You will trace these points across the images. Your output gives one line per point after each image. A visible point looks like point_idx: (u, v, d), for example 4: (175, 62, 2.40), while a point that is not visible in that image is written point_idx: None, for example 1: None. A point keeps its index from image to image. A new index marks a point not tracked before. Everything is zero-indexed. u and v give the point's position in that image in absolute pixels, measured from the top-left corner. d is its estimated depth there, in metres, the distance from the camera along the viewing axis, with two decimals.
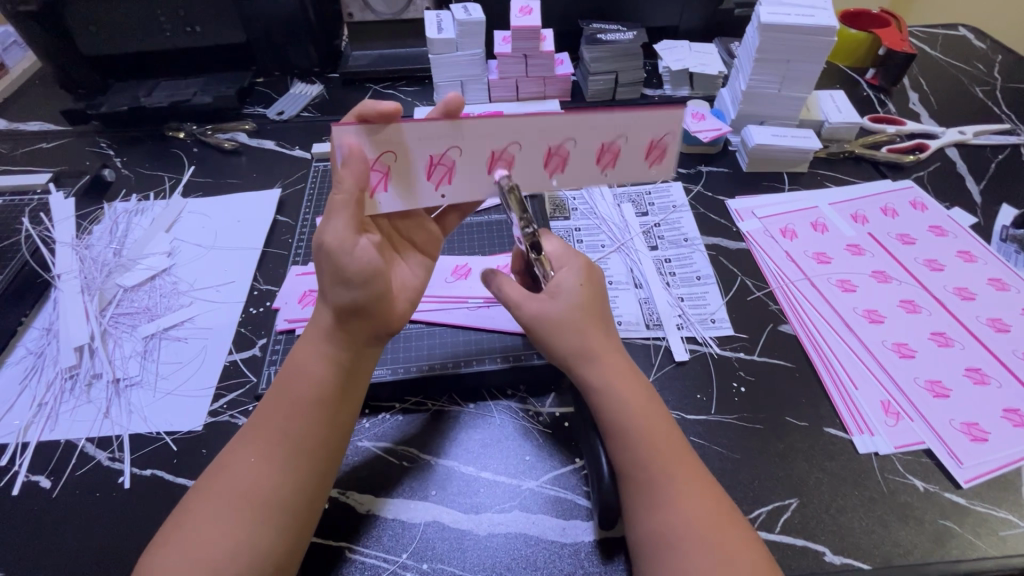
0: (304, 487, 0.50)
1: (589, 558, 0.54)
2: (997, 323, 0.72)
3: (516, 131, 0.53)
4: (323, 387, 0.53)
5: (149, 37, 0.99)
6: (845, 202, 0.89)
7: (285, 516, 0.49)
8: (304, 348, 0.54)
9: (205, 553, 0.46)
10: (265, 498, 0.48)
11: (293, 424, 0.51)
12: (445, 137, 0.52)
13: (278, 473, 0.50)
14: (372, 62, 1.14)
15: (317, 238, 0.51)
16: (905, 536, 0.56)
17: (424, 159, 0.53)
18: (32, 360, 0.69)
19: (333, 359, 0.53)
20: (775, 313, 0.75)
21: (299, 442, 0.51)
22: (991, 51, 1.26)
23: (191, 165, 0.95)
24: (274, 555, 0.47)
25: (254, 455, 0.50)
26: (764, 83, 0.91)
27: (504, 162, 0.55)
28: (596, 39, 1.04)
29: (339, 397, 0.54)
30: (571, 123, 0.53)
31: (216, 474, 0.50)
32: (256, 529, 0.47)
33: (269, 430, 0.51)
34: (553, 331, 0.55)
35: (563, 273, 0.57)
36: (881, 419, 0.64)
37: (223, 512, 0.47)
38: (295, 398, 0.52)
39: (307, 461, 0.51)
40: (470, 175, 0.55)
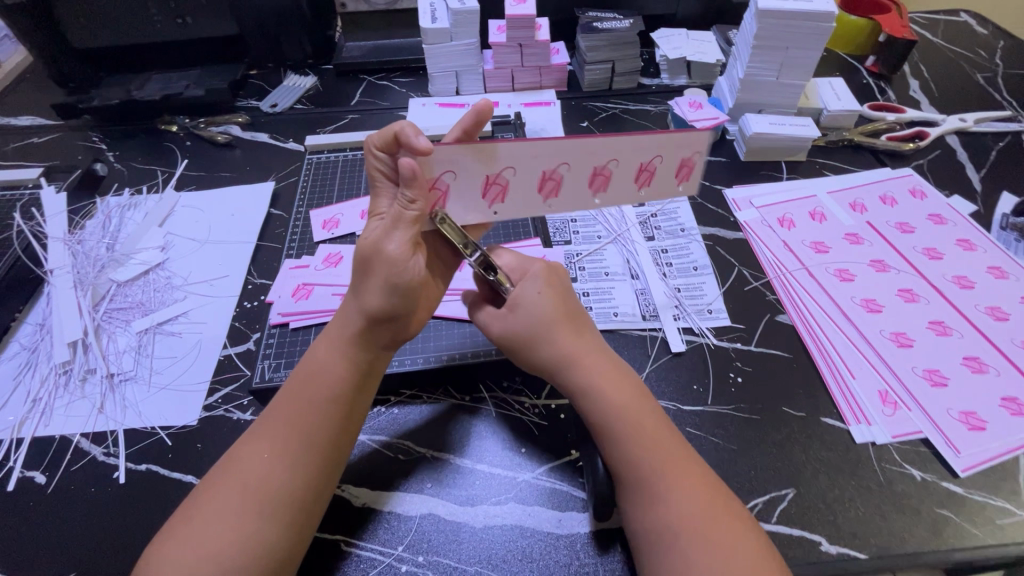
0: (315, 484, 0.50)
1: (585, 549, 0.54)
2: (996, 311, 0.71)
3: (565, 153, 0.54)
4: (339, 387, 0.53)
5: (140, 30, 0.97)
6: (844, 191, 0.88)
7: (294, 514, 0.48)
8: (323, 347, 0.55)
9: (216, 549, 0.45)
10: (275, 494, 0.48)
11: (308, 420, 0.51)
12: (501, 160, 0.53)
13: (290, 470, 0.49)
14: (366, 53, 1.12)
15: (372, 245, 0.50)
16: (902, 526, 0.56)
17: (481, 179, 0.54)
18: (26, 356, 0.69)
19: (353, 358, 0.54)
20: (774, 303, 0.75)
21: (315, 439, 0.51)
22: (993, 37, 1.24)
23: (184, 159, 0.94)
24: (282, 553, 0.47)
25: (267, 450, 0.50)
26: (763, 70, 0.90)
27: (552, 182, 0.56)
28: (592, 27, 1.02)
29: (353, 395, 0.54)
30: (616, 145, 0.54)
31: (228, 469, 0.50)
32: (266, 526, 0.47)
33: (284, 426, 0.51)
34: (516, 351, 0.57)
35: (523, 287, 0.57)
36: (878, 408, 0.64)
37: (233, 507, 0.47)
38: (311, 397, 0.52)
39: (320, 458, 0.51)
40: (525, 195, 0.56)
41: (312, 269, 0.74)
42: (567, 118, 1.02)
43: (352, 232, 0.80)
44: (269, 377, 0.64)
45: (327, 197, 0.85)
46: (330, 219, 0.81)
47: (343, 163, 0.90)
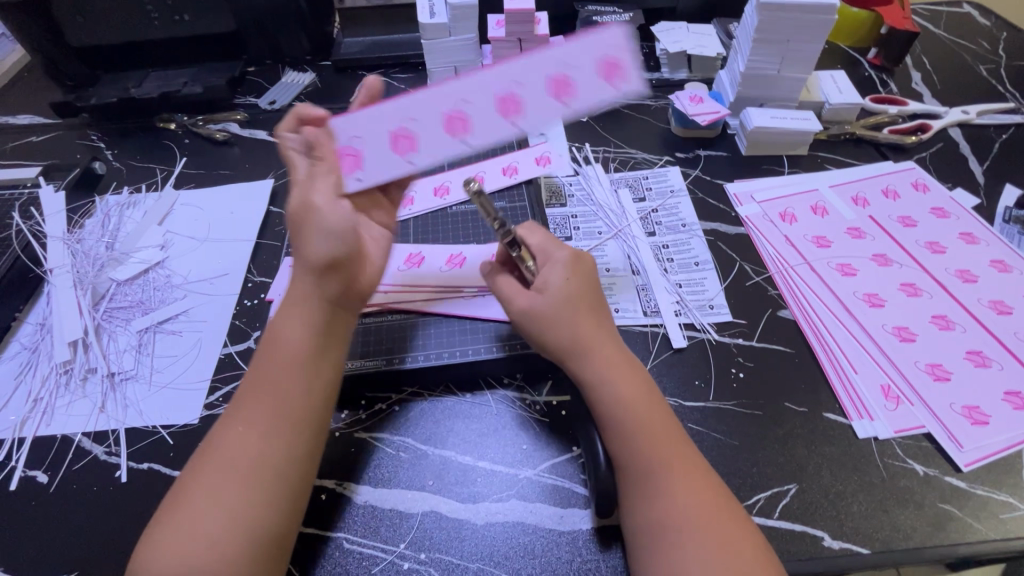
0: (293, 453, 0.50)
1: (587, 546, 0.54)
2: (999, 305, 0.71)
3: (462, 91, 0.60)
4: (300, 349, 0.53)
5: (137, 27, 0.97)
6: (845, 184, 0.87)
7: (278, 484, 0.49)
8: (282, 312, 0.55)
9: (207, 528, 0.45)
10: (255, 467, 0.48)
11: (276, 387, 0.51)
12: (399, 111, 0.60)
13: (265, 441, 0.49)
14: (365, 49, 1.12)
15: (300, 202, 0.57)
16: (904, 520, 0.56)
17: (386, 134, 0.60)
18: (26, 356, 0.69)
19: (313, 317, 0.54)
20: (775, 298, 0.74)
21: (284, 404, 0.51)
22: (996, 28, 1.23)
23: (183, 157, 0.94)
24: (271, 526, 0.47)
25: (240, 424, 0.50)
26: (764, 64, 0.89)
27: (460, 122, 0.60)
28: (591, 21, 1.01)
29: (318, 356, 0.54)
30: (510, 69, 0.60)
31: (205, 451, 0.50)
32: (252, 501, 0.47)
33: (253, 397, 0.51)
34: (536, 328, 0.57)
35: (549, 272, 0.59)
36: (880, 403, 0.63)
37: (216, 487, 0.47)
38: (276, 364, 0.52)
39: (295, 427, 0.51)
40: (436, 137, 0.60)
41: None
42: None
43: None
44: None
45: None
46: None
47: None
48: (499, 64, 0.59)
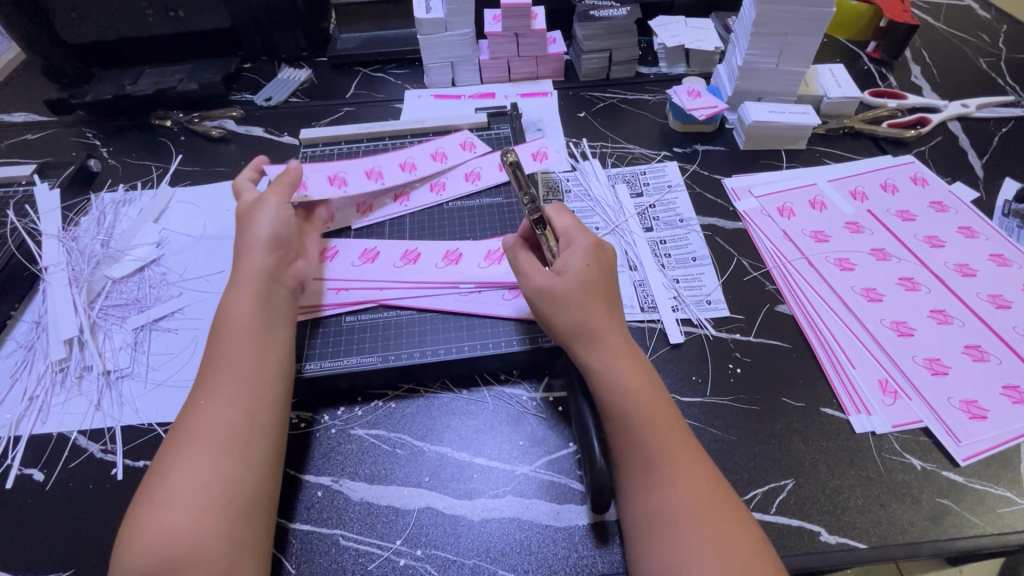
0: (256, 412, 0.53)
1: (583, 542, 0.54)
2: (998, 299, 0.70)
3: (379, 160, 0.85)
4: (249, 320, 0.58)
5: (132, 24, 0.96)
6: (844, 179, 0.87)
7: (244, 445, 0.51)
8: (231, 295, 0.60)
9: (184, 492, 0.47)
10: (220, 433, 0.50)
11: (230, 358, 0.55)
12: (336, 167, 0.82)
13: (227, 406, 0.52)
14: (361, 44, 1.11)
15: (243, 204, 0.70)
16: (901, 515, 0.56)
17: (323, 178, 0.80)
18: (22, 354, 0.69)
19: (257, 294, 0.60)
20: (773, 293, 0.74)
21: (242, 370, 0.55)
22: (997, 21, 1.22)
23: (178, 154, 0.93)
24: (245, 482, 0.49)
25: (201, 399, 0.53)
26: (762, 57, 0.88)
27: (375, 174, 0.83)
28: (589, 16, 1.00)
29: (264, 325, 0.59)
30: (412, 150, 0.87)
31: (171, 433, 0.52)
32: (224, 459, 0.49)
33: (210, 373, 0.54)
34: (553, 306, 0.58)
35: (572, 255, 0.59)
36: (878, 398, 0.63)
37: (185, 458, 0.49)
38: (228, 339, 0.57)
39: (253, 388, 0.54)
40: (360, 182, 0.82)
41: None
42: (564, 109, 1.01)
43: (347, 226, 0.79)
44: None
45: None
46: None
47: (338, 156, 0.89)
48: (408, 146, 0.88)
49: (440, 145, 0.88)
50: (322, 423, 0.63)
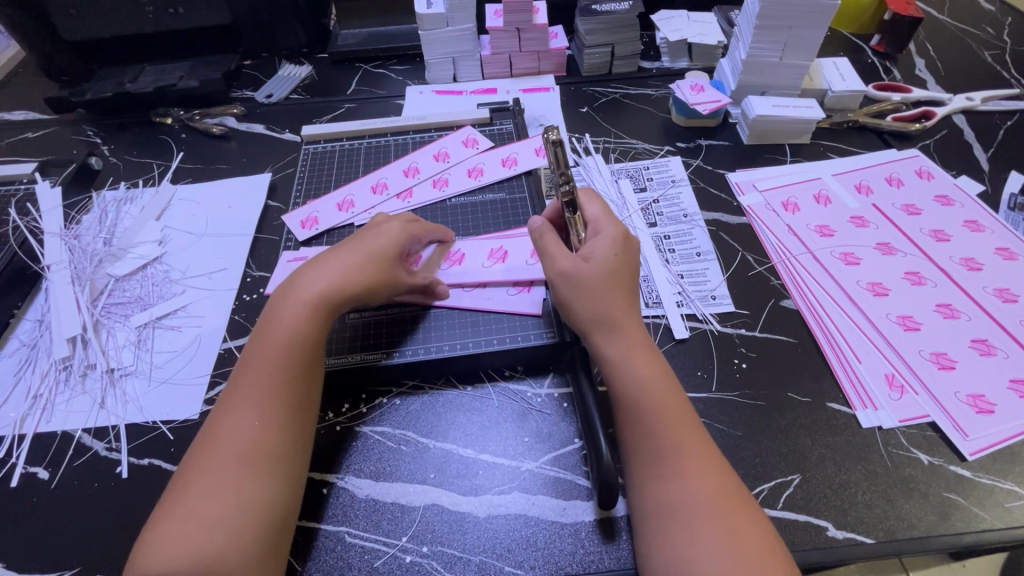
0: (296, 438, 0.52)
1: (590, 538, 0.54)
2: (1004, 293, 0.70)
3: (382, 172, 0.84)
4: (306, 344, 0.55)
5: (131, 20, 0.96)
6: (848, 172, 0.87)
7: (289, 469, 0.51)
8: (284, 311, 0.57)
9: (226, 514, 0.47)
10: (267, 455, 0.50)
11: (282, 380, 0.53)
12: (342, 190, 0.82)
13: (277, 430, 0.51)
14: (362, 41, 1.11)
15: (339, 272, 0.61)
16: (909, 510, 0.56)
17: (332, 206, 0.80)
18: (25, 352, 0.69)
19: (315, 314, 0.57)
20: (778, 288, 0.74)
21: (287, 390, 0.53)
22: (1001, 13, 1.22)
23: (180, 152, 0.93)
24: (284, 506, 0.49)
25: (250, 418, 0.51)
26: (765, 51, 0.88)
27: (381, 187, 0.82)
28: (591, 10, 0.99)
29: (318, 346, 0.57)
30: (412, 156, 0.87)
31: (209, 445, 0.50)
32: (264, 484, 0.49)
33: (258, 391, 0.53)
34: (576, 291, 0.56)
35: (598, 243, 0.58)
36: (885, 393, 0.63)
37: (230, 476, 0.48)
38: (278, 359, 0.54)
39: (295, 410, 0.53)
40: (368, 199, 0.81)
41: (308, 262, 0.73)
42: (566, 104, 1.01)
43: (348, 222, 0.78)
44: None
45: (324, 188, 0.84)
46: (307, 218, 0.79)
47: (339, 153, 0.89)
48: (406, 152, 0.88)
49: (443, 145, 0.88)
50: (327, 420, 0.62)
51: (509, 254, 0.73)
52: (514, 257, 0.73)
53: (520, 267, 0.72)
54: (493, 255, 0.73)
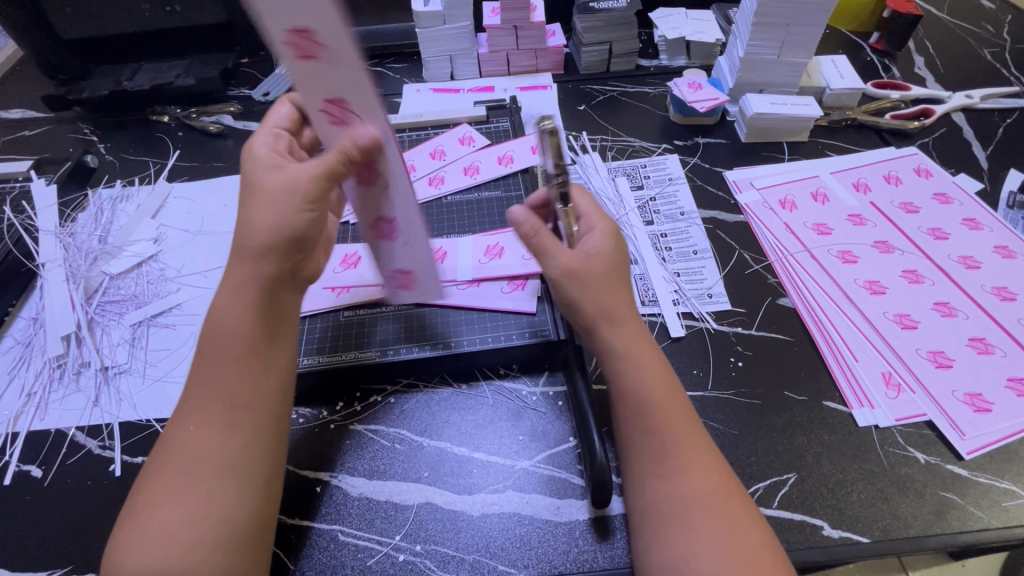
0: (247, 440, 0.48)
1: (585, 536, 0.53)
2: (1003, 292, 0.70)
3: None
4: (246, 339, 0.50)
5: (128, 19, 0.96)
6: (847, 171, 0.86)
7: (242, 475, 0.47)
8: (222, 301, 0.51)
9: (178, 527, 0.44)
10: (218, 462, 0.47)
11: (226, 381, 0.49)
12: None
13: (225, 435, 0.48)
14: (359, 39, 1.10)
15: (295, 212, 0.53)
16: (905, 509, 0.55)
17: None
18: (20, 350, 0.69)
19: (252, 301, 0.51)
20: (775, 286, 0.73)
21: (235, 392, 0.49)
22: (1001, 11, 1.21)
23: (175, 150, 0.93)
24: (237, 518, 0.46)
25: (196, 424, 0.48)
26: (763, 49, 0.87)
27: None
28: (589, 8, 0.98)
29: (263, 337, 0.52)
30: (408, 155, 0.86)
31: (161, 454, 0.48)
32: (213, 492, 0.46)
33: (204, 393, 0.49)
34: (582, 286, 0.54)
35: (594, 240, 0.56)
36: (882, 392, 0.63)
37: (182, 487, 0.46)
38: (221, 357, 0.50)
39: (244, 411, 0.49)
40: None
41: None
42: (564, 102, 1.00)
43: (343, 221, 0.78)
44: None
45: None
46: None
47: None
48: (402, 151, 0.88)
49: (440, 142, 0.88)
50: (322, 418, 0.62)
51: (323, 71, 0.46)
52: (324, 63, 0.45)
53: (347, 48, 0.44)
54: (329, 104, 0.49)
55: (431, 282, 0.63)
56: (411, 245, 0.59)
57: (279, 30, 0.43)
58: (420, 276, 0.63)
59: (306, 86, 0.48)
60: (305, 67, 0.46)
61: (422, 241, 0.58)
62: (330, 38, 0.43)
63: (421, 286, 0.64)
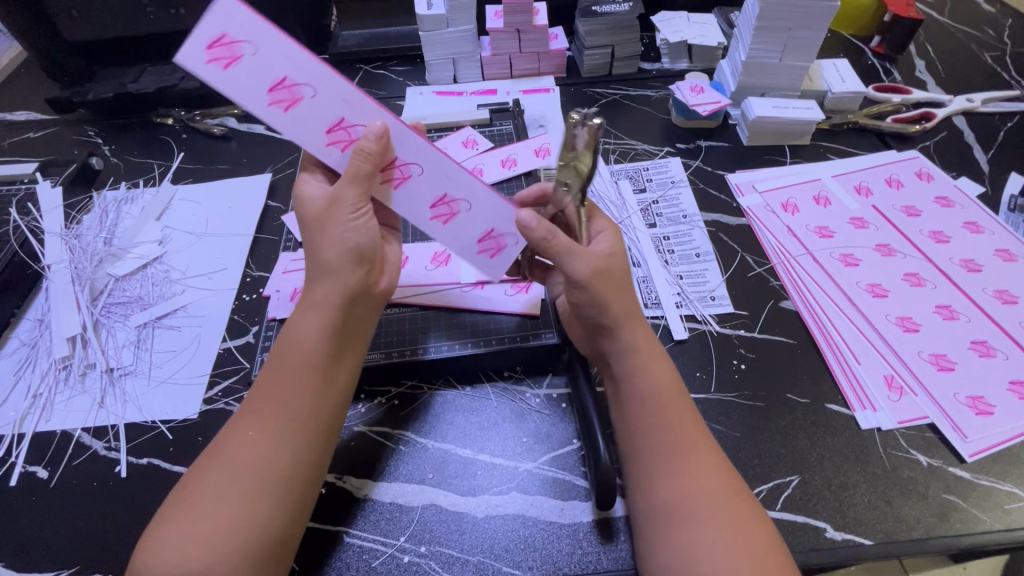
0: (296, 455, 0.49)
1: (588, 538, 0.54)
2: (1004, 295, 0.70)
3: None
4: (315, 355, 0.52)
5: (132, 22, 0.96)
6: (848, 174, 0.86)
7: (285, 488, 0.47)
8: (299, 317, 0.53)
9: (214, 530, 0.44)
10: (264, 471, 0.47)
11: (289, 394, 0.50)
12: None
13: (277, 446, 0.48)
14: (362, 42, 1.11)
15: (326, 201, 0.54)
16: (907, 512, 0.55)
17: None
18: (25, 351, 0.69)
19: (325, 320, 0.52)
20: (777, 289, 0.74)
21: (295, 406, 0.50)
22: (1001, 15, 1.22)
23: (179, 152, 0.93)
24: (271, 529, 0.46)
25: (252, 429, 0.49)
26: (765, 52, 0.88)
27: None
28: (591, 11, 0.99)
29: (331, 355, 0.52)
30: None
31: (214, 453, 0.49)
32: (254, 500, 0.46)
33: (266, 402, 0.50)
34: (605, 288, 0.54)
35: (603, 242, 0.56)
36: (884, 394, 0.63)
37: (227, 489, 0.46)
38: (288, 369, 0.51)
39: (300, 426, 0.50)
40: None
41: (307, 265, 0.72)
42: (566, 105, 1.01)
43: None
44: None
45: None
46: None
47: None
48: None
49: (443, 145, 0.88)
50: None
51: (311, 105, 0.51)
52: (314, 98, 0.51)
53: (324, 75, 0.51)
54: (331, 130, 0.53)
55: (501, 215, 0.57)
56: (457, 179, 0.55)
57: (263, 98, 0.51)
58: (489, 217, 0.57)
59: (303, 134, 0.52)
60: (299, 113, 0.51)
61: (461, 172, 0.55)
62: (307, 72, 0.50)
63: (501, 231, 0.58)
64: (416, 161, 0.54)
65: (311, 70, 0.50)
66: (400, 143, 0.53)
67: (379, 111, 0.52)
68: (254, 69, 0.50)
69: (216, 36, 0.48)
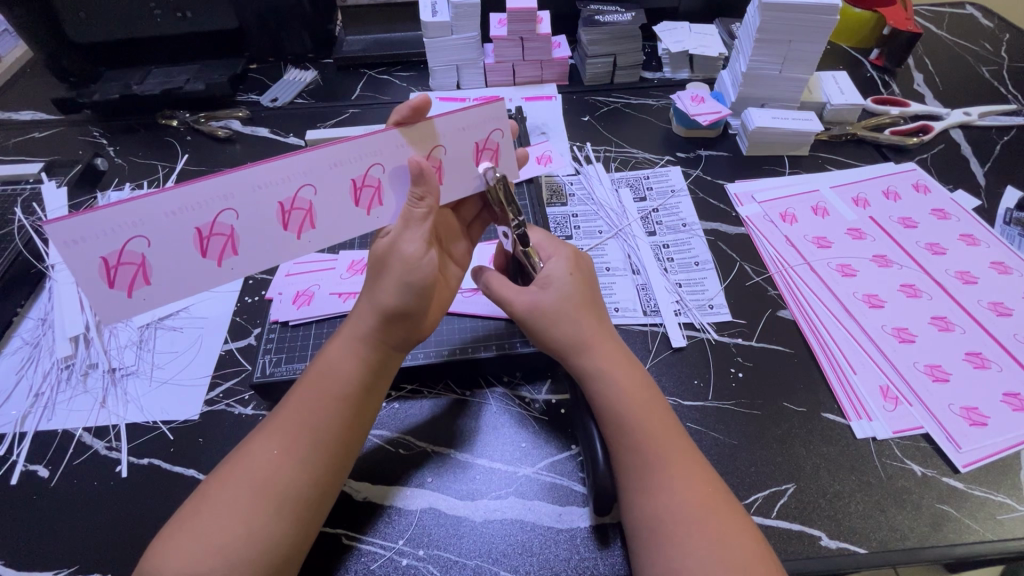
0: (318, 480, 0.49)
1: (585, 544, 0.54)
2: (998, 307, 0.71)
3: None
4: (351, 385, 0.52)
5: (139, 25, 0.96)
6: (846, 185, 0.87)
7: (300, 508, 0.48)
8: (337, 346, 0.54)
9: (226, 542, 0.45)
10: (283, 489, 0.48)
11: (318, 418, 0.51)
12: None
13: (299, 467, 0.49)
14: (366, 47, 1.12)
15: (389, 245, 0.52)
16: (901, 520, 0.56)
17: None
18: (28, 350, 0.70)
19: (363, 355, 0.53)
20: (775, 298, 0.74)
21: (324, 432, 0.50)
22: (999, 30, 1.23)
23: (184, 154, 0.94)
24: (282, 546, 0.46)
25: (277, 446, 0.49)
26: (765, 64, 0.89)
27: None
28: (594, 21, 1.01)
29: (365, 388, 0.53)
30: None
31: (235, 463, 0.49)
32: (270, 517, 0.46)
33: (292, 421, 0.51)
34: (547, 323, 0.56)
35: (552, 264, 0.59)
36: (879, 404, 0.64)
37: (243, 501, 0.46)
38: (322, 395, 0.52)
39: (324, 452, 0.50)
40: None
41: (310, 269, 0.73)
42: (568, 113, 1.02)
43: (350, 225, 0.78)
44: (270, 372, 0.63)
45: None
46: None
47: None
48: None
49: None
50: None
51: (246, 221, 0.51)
52: (240, 219, 0.51)
53: (163, 217, 0.49)
54: (285, 219, 0.53)
55: (476, 118, 0.55)
56: (406, 132, 0.53)
57: (290, 235, 0.54)
58: (476, 125, 0.55)
59: (346, 221, 0.55)
60: (242, 240, 0.52)
61: (371, 137, 0.52)
62: (265, 198, 0.51)
63: (485, 134, 0.56)
64: (371, 162, 0.53)
65: (149, 222, 0.48)
66: (344, 169, 0.52)
67: (288, 168, 0.51)
68: (157, 257, 0.50)
69: (97, 265, 0.48)
